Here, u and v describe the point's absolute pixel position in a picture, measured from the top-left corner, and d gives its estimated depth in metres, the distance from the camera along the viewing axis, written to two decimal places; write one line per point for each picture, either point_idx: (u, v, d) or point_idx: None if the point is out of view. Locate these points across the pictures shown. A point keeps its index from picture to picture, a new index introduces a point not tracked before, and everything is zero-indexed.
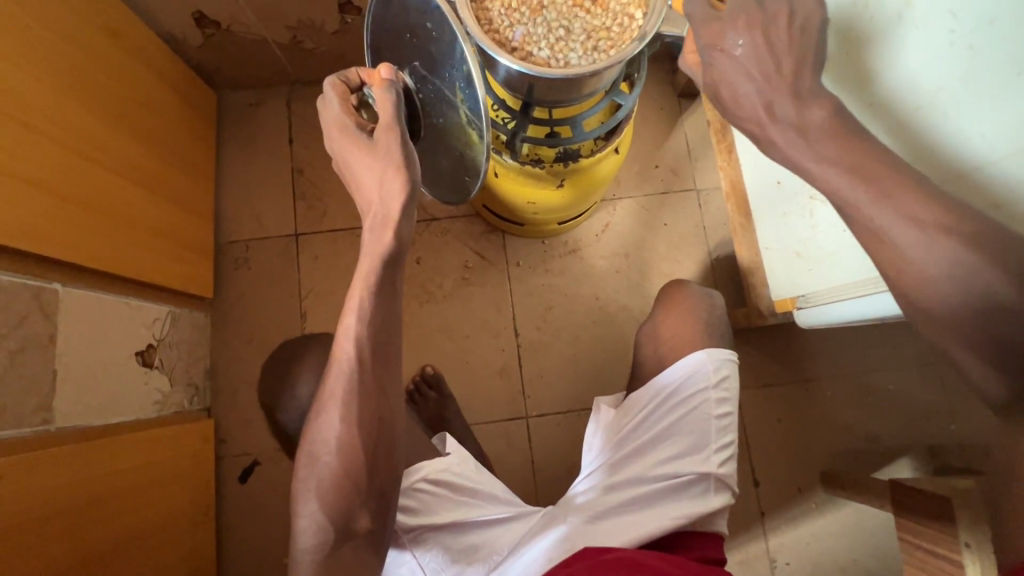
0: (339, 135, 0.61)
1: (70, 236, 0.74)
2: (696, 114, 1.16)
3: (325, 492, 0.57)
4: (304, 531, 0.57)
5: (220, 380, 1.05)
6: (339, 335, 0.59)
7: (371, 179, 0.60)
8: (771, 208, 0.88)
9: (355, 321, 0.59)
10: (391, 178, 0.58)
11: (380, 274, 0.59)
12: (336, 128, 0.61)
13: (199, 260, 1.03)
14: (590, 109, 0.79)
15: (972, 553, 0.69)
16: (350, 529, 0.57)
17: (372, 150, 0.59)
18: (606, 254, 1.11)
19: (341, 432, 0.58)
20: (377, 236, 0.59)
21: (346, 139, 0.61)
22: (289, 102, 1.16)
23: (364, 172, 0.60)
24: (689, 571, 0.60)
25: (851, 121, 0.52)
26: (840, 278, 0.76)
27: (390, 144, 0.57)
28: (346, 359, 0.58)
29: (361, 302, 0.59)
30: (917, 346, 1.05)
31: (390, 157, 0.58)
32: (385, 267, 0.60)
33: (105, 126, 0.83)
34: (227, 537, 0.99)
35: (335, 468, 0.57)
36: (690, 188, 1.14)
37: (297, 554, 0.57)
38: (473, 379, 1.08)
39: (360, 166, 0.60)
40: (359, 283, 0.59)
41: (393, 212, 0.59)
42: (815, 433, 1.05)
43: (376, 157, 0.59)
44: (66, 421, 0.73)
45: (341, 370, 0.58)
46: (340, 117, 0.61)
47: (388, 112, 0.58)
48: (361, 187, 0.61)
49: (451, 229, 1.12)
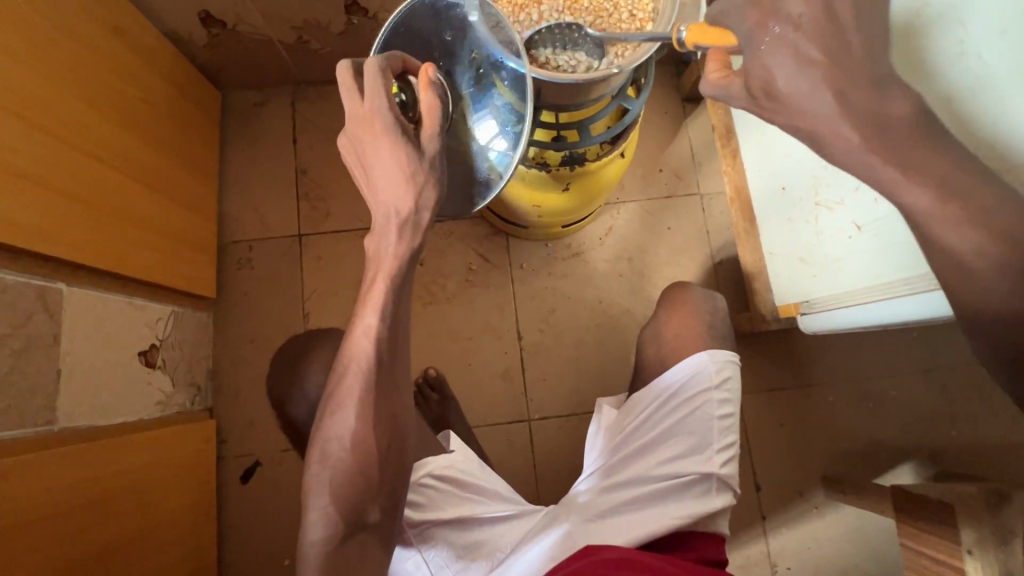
0: (371, 125, 0.55)
1: (74, 235, 0.74)
2: (700, 118, 1.17)
3: (338, 487, 0.56)
4: (314, 526, 0.56)
5: (222, 381, 1.05)
6: (357, 334, 0.59)
7: (403, 183, 0.56)
8: (777, 214, 0.89)
9: (375, 319, 0.59)
10: (427, 186, 0.57)
11: (402, 271, 0.59)
12: (367, 113, 0.55)
13: (202, 260, 1.03)
14: (598, 113, 0.79)
15: (975, 559, 0.70)
16: (361, 524, 0.57)
17: (413, 153, 0.56)
18: (609, 257, 1.12)
19: (356, 428, 0.57)
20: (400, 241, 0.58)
21: (381, 131, 0.55)
22: (294, 102, 1.16)
23: (397, 174, 0.56)
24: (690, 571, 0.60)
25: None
26: (845, 283, 0.76)
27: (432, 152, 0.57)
28: (365, 357, 0.58)
29: (381, 299, 0.59)
30: (918, 353, 1.05)
31: (432, 167, 0.57)
32: (407, 263, 0.59)
33: (110, 125, 0.83)
34: (227, 537, 0.99)
35: (350, 463, 0.57)
36: (693, 192, 1.14)
37: (307, 546, 0.55)
38: (476, 381, 1.08)
39: (392, 165, 0.56)
40: (380, 281, 0.59)
41: (423, 221, 0.59)
42: (817, 437, 1.05)
43: (417, 163, 0.56)
44: (68, 421, 0.73)
45: (358, 369, 0.58)
46: (374, 101, 0.54)
47: (436, 117, 0.56)
48: (386, 186, 0.57)
49: (455, 230, 1.12)
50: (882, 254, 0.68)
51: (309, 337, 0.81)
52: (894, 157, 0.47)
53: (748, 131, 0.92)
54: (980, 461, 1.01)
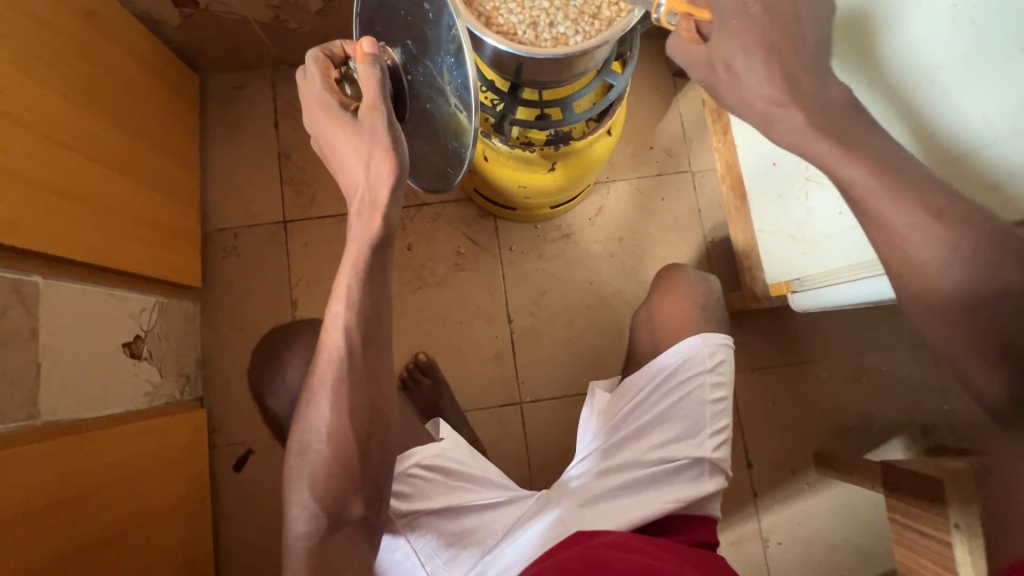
0: (322, 114, 0.60)
1: (50, 226, 0.72)
2: (691, 94, 1.14)
3: (317, 481, 0.56)
4: (297, 519, 0.55)
5: (212, 370, 1.04)
6: (328, 324, 0.58)
7: (356, 161, 0.58)
8: (767, 191, 0.88)
9: (344, 310, 0.58)
10: (378, 160, 0.56)
11: (369, 261, 0.58)
12: (317, 105, 0.60)
13: (187, 248, 1.01)
14: (581, 89, 0.77)
15: (961, 533, 0.70)
16: (344, 517, 0.56)
17: (356, 130, 0.57)
18: (601, 238, 1.10)
19: (331, 421, 0.57)
20: (365, 222, 0.58)
21: (328, 116, 0.59)
22: (274, 84, 1.13)
23: (349, 152, 0.59)
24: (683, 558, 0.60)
25: (855, 108, 0.51)
26: (833, 261, 0.76)
27: (375, 124, 0.56)
28: (335, 349, 0.58)
29: (349, 291, 0.58)
30: (911, 328, 1.05)
31: (377, 138, 0.56)
32: (373, 253, 0.58)
33: (79, 111, 0.79)
34: (223, 525, 1.00)
35: (328, 458, 0.56)
36: (685, 169, 1.12)
37: (291, 540, 0.55)
38: (467, 365, 1.07)
39: (343, 145, 0.59)
40: (345, 270, 0.59)
41: (381, 196, 0.57)
42: (809, 414, 1.05)
43: (361, 137, 0.57)
44: (52, 414, 0.72)
45: (330, 360, 0.58)
46: (321, 94, 0.59)
47: (372, 89, 0.56)
48: (347, 167, 0.60)
49: (442, 214, 1.10)
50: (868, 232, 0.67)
51: (292, 326, 0.80)
52: (858, 153, 0.48)
53: (738, 107, 0.91)
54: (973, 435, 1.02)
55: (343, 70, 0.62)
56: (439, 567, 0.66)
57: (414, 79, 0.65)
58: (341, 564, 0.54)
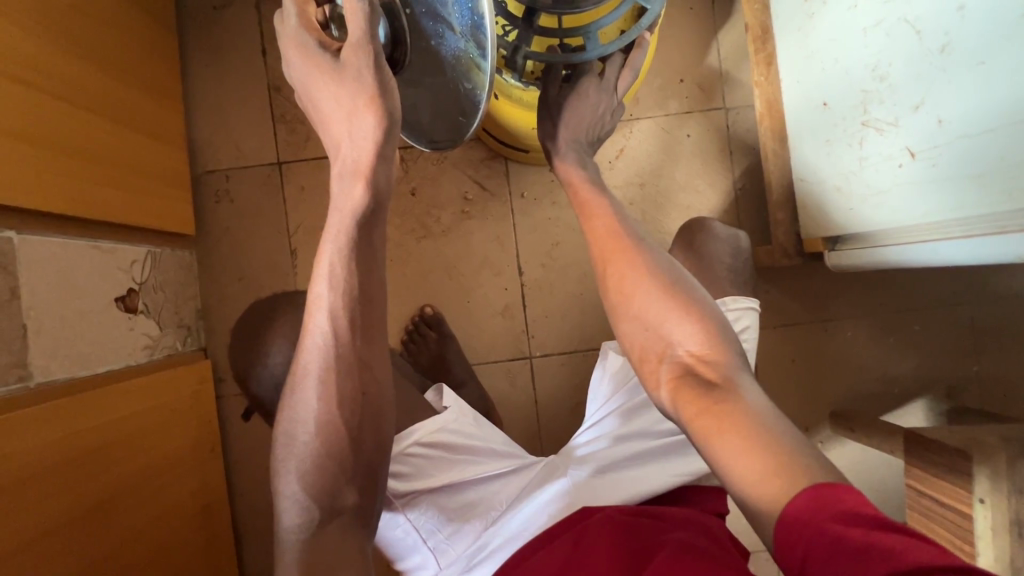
0: (299, 57, 0.51)
1: (26, 179, 0.66)
2: (735, 15, 0.99)
3: (306, 472, 0.53)
4: (288, 512, 0.53)
5: (212, 321, 1.02)
6: (312, 305, 0.54)
7: (339, 113, 0.52)
8: (813, 134, 0.80)
9: (328, 291, 0.53)
10: (363, 110, 0.50)
11: (354, 235, 0.53)
12: (295, 47, 0.51)
13: (174, 193, 0.95)
14: (609, 14, 0.66)
15: (986, 508, 0.66)
16: (337, 506, 0.53)
17: (341, 73, 0.49)
18: (620, 183, 1.01)
19: (319, 411, 0.53)
20: (348, 189, 0.52)
21: (307, 62, 0.51)
22: (260, 5, 1.00)
23: (332, 105, 0.52)
24: (709, 531, 0.60)
25: (571, 131, 0.73)
26: (885, 219, 0.70)
27: (363, 68, 0.48)
28: (320, 333, 0.53)
29: (333, 268, 0.53)
30: (948, 284, 0.99)
31: (363, 84, 0.49)
32: (361, 227, 0.53)
33: (39, 44, 0.70)
34: (234, 470, 1.01)
35: (317, 449, 0.53)
36: (718, 106, 1.00)
37: (283, 533, 0.53)
38: (475, 318, 1.03)
39: (325, 96, 0.52)
40: (327, 244, 0.53)
41: (364, 160, 0.51)
42: (831, 374, 1.00)
43: (344, 85, 0.50)
44: (46, 375, 0.70)
45: (316, 345, 0.53)
46: (299, 34, 0.51)
47: (356, 26, 0.46)
48: (336, 122, 0.52)
49: (449, 155, 1.02)
50: (942, 190, 0.60)
51: (272, 304, 0.76)
52: None
53: (791, 31, 0.80)
54: (999, 396, 0.98)
55: (329, 9, 0.53)
56: (440, 542, 0.66)
57: (414, 13, 0.56)
58: (335, 556, 0.52)
